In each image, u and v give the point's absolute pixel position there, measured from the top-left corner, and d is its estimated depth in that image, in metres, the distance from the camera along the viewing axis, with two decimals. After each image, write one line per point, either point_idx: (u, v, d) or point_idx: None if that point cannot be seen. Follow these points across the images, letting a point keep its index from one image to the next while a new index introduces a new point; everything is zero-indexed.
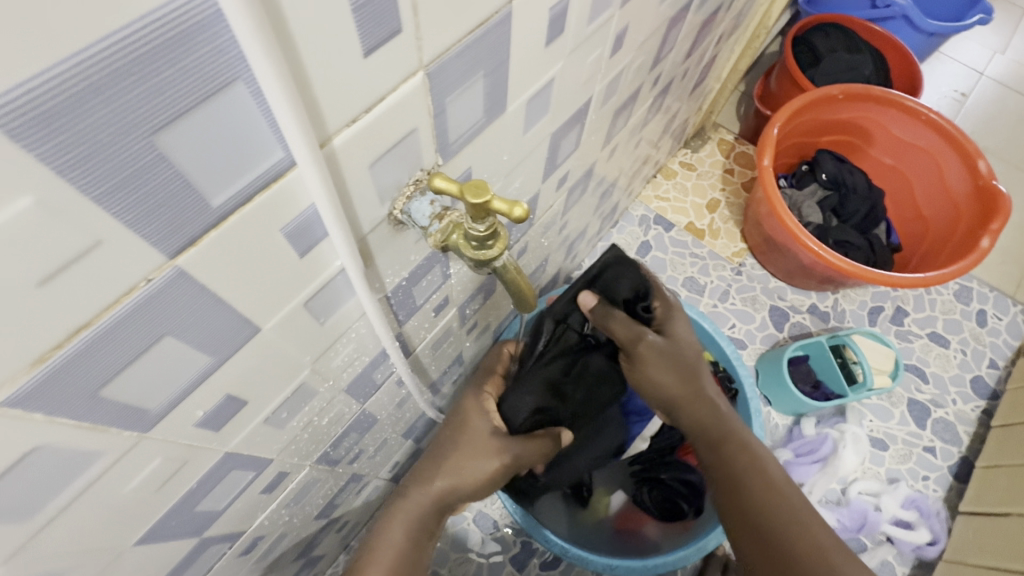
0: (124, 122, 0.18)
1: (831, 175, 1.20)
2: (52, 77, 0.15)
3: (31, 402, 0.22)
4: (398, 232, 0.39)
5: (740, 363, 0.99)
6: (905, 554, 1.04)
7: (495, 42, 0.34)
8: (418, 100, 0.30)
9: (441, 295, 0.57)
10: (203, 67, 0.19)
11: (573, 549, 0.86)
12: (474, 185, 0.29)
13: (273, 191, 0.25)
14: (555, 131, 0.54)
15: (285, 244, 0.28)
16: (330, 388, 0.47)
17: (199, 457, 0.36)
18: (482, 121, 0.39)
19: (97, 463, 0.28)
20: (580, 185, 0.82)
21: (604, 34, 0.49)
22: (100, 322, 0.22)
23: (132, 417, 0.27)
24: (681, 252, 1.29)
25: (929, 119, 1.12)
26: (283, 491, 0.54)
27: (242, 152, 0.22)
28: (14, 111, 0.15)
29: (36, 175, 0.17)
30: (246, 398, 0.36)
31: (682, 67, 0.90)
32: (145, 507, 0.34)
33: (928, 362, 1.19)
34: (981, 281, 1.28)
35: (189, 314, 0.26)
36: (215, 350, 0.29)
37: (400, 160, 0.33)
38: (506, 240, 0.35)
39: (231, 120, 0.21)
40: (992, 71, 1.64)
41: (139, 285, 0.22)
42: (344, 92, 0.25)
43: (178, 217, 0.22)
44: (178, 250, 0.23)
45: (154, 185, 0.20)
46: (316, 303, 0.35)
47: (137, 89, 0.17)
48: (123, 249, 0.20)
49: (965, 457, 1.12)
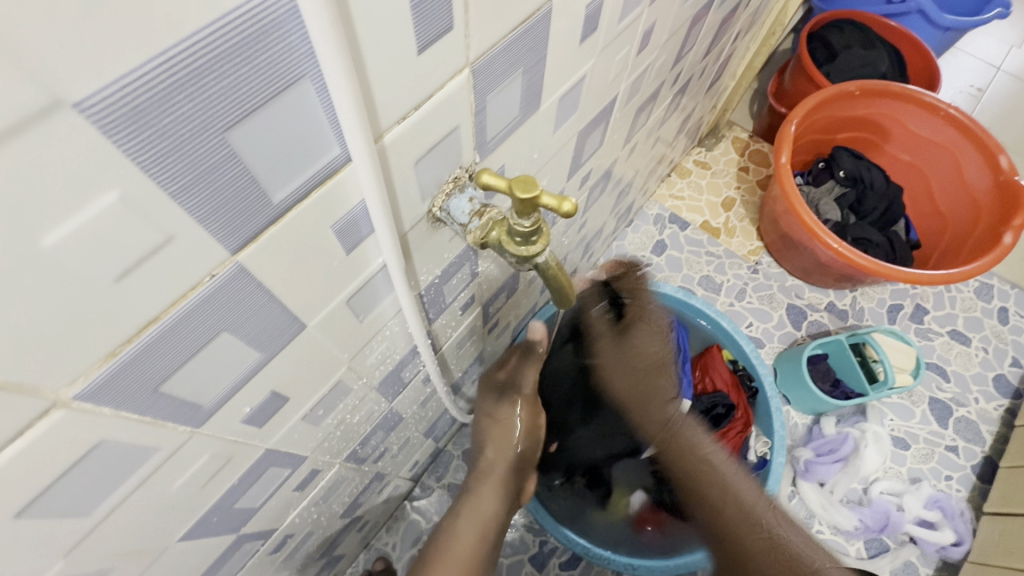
0: (202, 120, 0.18)
1: (849, 172, 1.19)
2: (142, 75, 0.15)
3: (100, 396, 0.22)
4: (435, 229, 0.39)
5: (761, 361, 0.98)
6: (929, 554, 1.02)
7: (534, 40, 0.34)
8: (462, 97, 0.31)
9: (468, 294, 0.57)
10: (276, 66, 0.19)
11: (594, 549, 0.86)
12: (523, 181, 0.29)
13: (328, 187, 0.25)
14: (581, 130, 0.54)
15: (334, 240, 0.29)
16: (363, 386, 0.47)
17: (242, 453, 0.36)
18: (518, 119, 0.39)
19: (152, 458, 0.28)
20: (599, 184, 0.82)
21: (632, 32, 0.49)
22: (167, 317, 0.22)
23: (186, 413, 0.28)
24: (697, 250, 1.28)
25: (949, 114, 1.11)
26: (313, 489, 0.55)
27: (303, 149, 0.22)
28: (107, 108, 0.15)
29: (121, 171, 0.17)
30: (288, 395, 0.36)
31: (700, 65, 0.90)
32: (191, 503, 0.35)
33: (949, 361, 1.18)
34: (1002, 278, 1.27)
35: (244, 310, 0.26)
36: (265, 346, 0.30)
37: (442, 158, 0.33)
38: (548, 236, 0.35)
39: (296, 118, 0.21)
40: (1010, 66, 1.62)
41: (203, 281, 0.22)
42: (398, 89, 0.25)
43: (241, 213, 0.22)
44: (239, 246, 0.23)
45: (223, 182, 0.20)
46: (357, 300, 0.35)
47: (216, 86, 0.18)
48: (191, 245, 0.21)
49: (988, 456, 1.10)
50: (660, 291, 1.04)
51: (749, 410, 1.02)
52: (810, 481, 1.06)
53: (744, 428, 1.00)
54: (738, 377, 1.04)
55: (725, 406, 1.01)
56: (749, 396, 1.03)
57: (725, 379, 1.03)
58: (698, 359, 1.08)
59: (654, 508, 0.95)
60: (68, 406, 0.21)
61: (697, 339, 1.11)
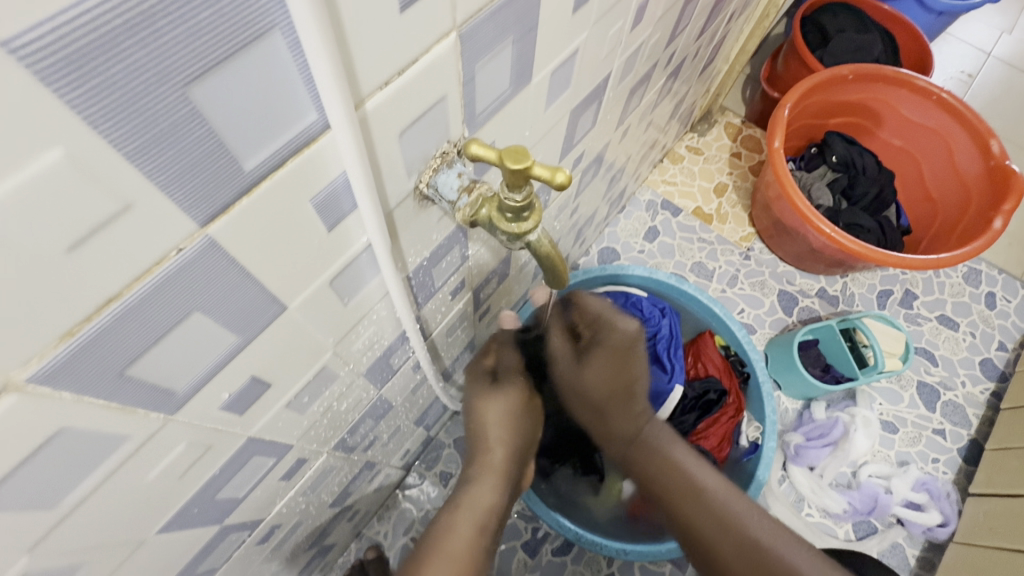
0: (156, 72, 0.16)
1: (842, 157, 1.19)
2: (82, 14, 0.14)
3: (58, 379, 0.20)
4: (422, 208, 0.37)
5: (752, 347, 0.98)
6: (915, 535, 1.04)
7: (526, 5, 0.32)
8: (449, 65, 0.29)
9: (458, 278, 0.55)
10: (242, 13, 0.17)
11: (586, 535, 0.86)
12: (513, 151, 0.28)
13: (305, 156, 0.23)
14: (574, 107, 0.53)
15: (314, 215, 0.27)
16: (350, 372, 0.46)
17: (223, 442, 0.35)
18: (508, 93, 0.37)
19: (123, 447, 0.26)
20: (591, 168, 0.80)
21: (627, 5, 0.47)
22: (129, 295, 0.20)
23: (158, 400, 0.26)
24: (689, 236, 1.28)
25: (942, 99, 1.10)
26: (301, 478, 0.54)
27: (275, 110, 0.20)
28: (44, 54, 0.14)
29: (65, 126, 0.15)
30: (270, 381, 0.35)
31: (694, 45, 0.88)
32: (167, 495, 0.33)
33: (937, 345, 1.19)
34: (990, 264, 1.28)
35: (218, 289, 0.25)
36: (242, 329, 0.28)
37: (429, 130, 0.31)
38: (540, 212, 0.34)
39: (266, 76, 0.19)
40: (999, 52, 1.62)
41: (170, 255, 0.21)
42: (380, 52, 0.24)
43: (211, 180, 0.20)
44: (208, 218, 0.21)
45: (186, 144, 0.18)
46: (341, 282, 0.34)
47: (170, 31, 0.16)
48: (153, 216, 0.19)
49: (974, 439, 1.12)
50: (654, 278, 1.03)
51: (740, 396, 1.03)
52: (800, 464, 1.07)
53: (736, 414, 1.00)
54: (730, 363, 1.05)
55: (717, 392, 1.01)
56: (740, 381, 1.04)
57: (717, 364, 1.03)
58: (690, 345, 1.08)
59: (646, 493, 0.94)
60: (22, 390, 0.19)
61: (689, 326, 1.11)
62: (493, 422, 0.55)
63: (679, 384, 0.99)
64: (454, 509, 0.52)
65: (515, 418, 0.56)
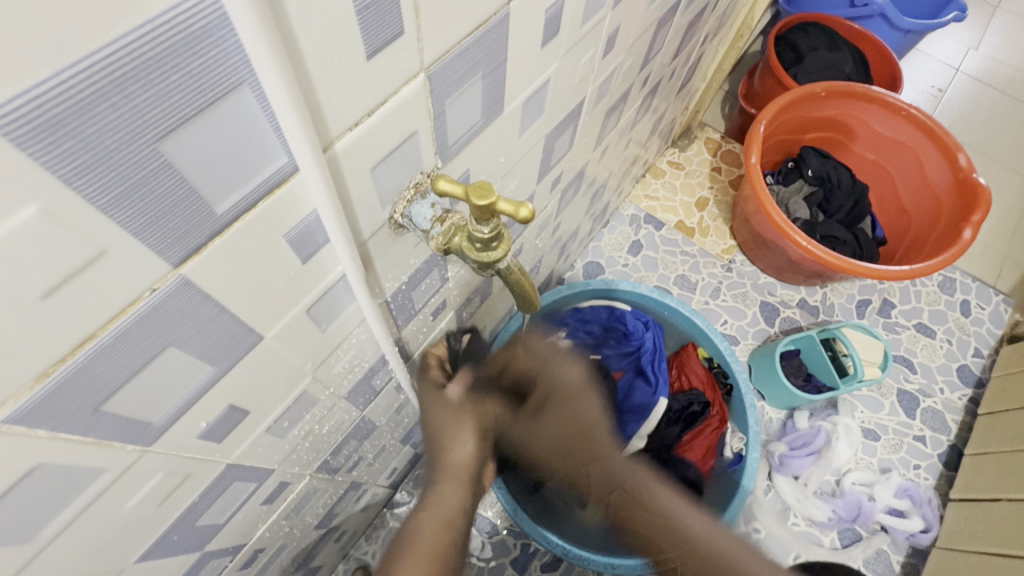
0: (128, 131, 0.17)
1: (817, 171, 1.23)
2: (55, 86, 0.15)
3: (34, 418, 0.21)
4: (398, 236, 0.38)
5: (734, 358, 1.00)
6: (899, 542, 1.05)
7: (493, 44, 0.33)
8: (419, 103, 0.30)
9: (439, 299, 0.56)
10: (210, 73, 0.18)
11: (574, 550, 0.86)
12: (479, 187, 0.29)
13: (277, 196, 0.24)
14: (549, 132, 0.55)
15: (288, 249, 0.28)
16: (330, 396, 0.47)
17: (202, 470, 0.35)
18: (481, 123, 0.39)
19: (100, 479, 0.27)
20: (572, 186, 0.82)
21: (597, 36, 0.49)
22: (104, 334, 0.21)
23: (135, 432, 0.27)
24: (672, 250, 1.30)
25: (910, 114, 1.14)
26: (284, 502, 0.54)
27: (246, 157, 0.22)
28: (20, 124, 0.15)
29: (39, 185, 0.16)
30: (248, 408, 0.35)
31: (670, 67, 0.91)
32: (145, 525, 0.34)
33: (915, 353, 1.22)
34: (964, 272, 1.31)
35: (193, 323, 0.25)
36: (217, 360, 0.29)
37: (401, 164, 0.33)
38: (509, 242, 0.35)
39: (235, 126, 0.20)
40: (967, 68, 1.68)
41: (144, 294, 0.22)
42: (348, 95, 0.25)
43: (184, 224, 0.21)
44: (182, 259, 0.22)
45: (159, 194, 0.20)
46: (317, 309, 0.35)
47: (141, 94, 0.17)
48: (127, 259, 0.20)
49: (954, 444, 1.14)
50: (638, 292, 1.05)
51: (724, 407, 1.04)
52: (785, 474, 1.08)
53: (720, 425, 1.02)
54: (713, 374, 1.06)
55: (700, 403, 1.02)
56: (723, 393, 1.05)
57: (700, 377, 1.05)
58: (674, 357, 1.10)
59: None
60: None
61: (673, 338, 1.12)
62: (449, 427, 0.57)
63: (663, 396, 1.00)
64: (421, 510, 0.53)
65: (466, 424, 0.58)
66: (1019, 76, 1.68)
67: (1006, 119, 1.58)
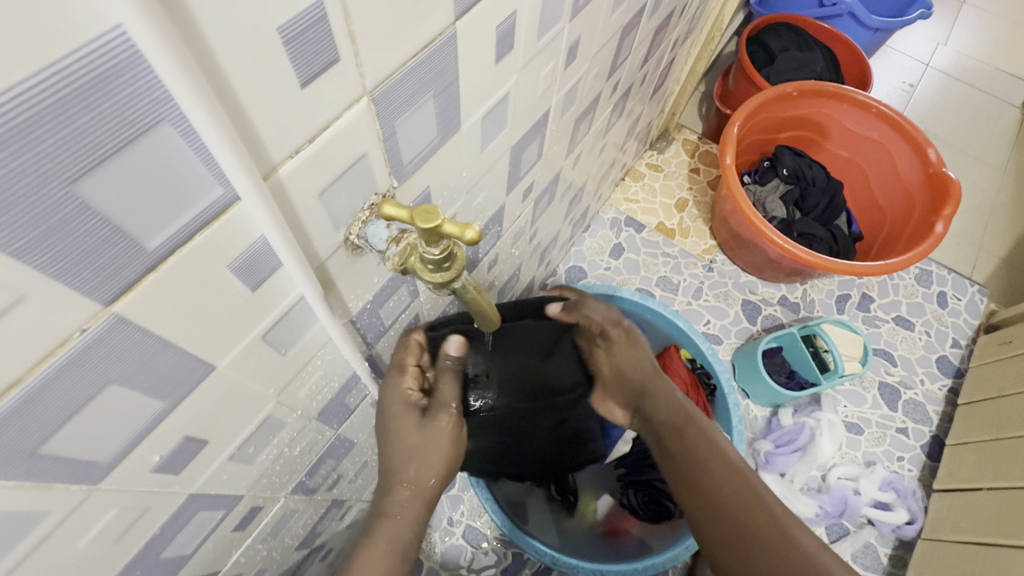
0: (38, 175, 0.17)
1: (792, 170, 1.24)
2: None
3: None
4: (356, 257, 0.38)
5: (716, 359, 1.01)
6: (885, 534, 1.06)
7: (442, 63, 0.33)
8: (365, 126, 0.30)
9: (410, 314, 0.56)
10: (127, 112, 0.18)
11: (563, 557, 0.85)
12: (424, 211, 0.30)
13: (215, 228, 0.24)
14: (515, 144, 0.55)
15: (233, 279, 0.27)
16: (299, 418, 0.46)
17: (160, 503, 0.35)
18: (437, 141, 0.39)
19: (45, 521, 0.27)
20: (547, 193, 0.82)
21: (556, 47, 0.49)
22: (32, 378, 0.21)
23: (79, 472, 0.27)
24: (653, 252, 1.31)
25: (880, 111, 1.16)
26: (258, 526, 0.53)
27: (176, 191, 0.21)
28: None
29: None
30: (207, 438, 0.35)
31: (640, 72, 0.91)
32: (102, 562, 0.33)
33: (895, 346, 1.23)
34: (940, 264, 1.33)
35: (133, 360, 0.25)
36: (166, 394, 0.29)
37: (351, 186, 0.32)
38: (462, 262, 0.35)
39: (160, 162, 0.20)
40: (937, 63, 1.71)
41: (73, 336, 0.21)
42: (284, 124, 0.25)
43: (111, 262, 0.21)
44: (113, 297, 0.22)
45: (79, 233, 0.19)
46: (274, 335, 0.34)
47: (50, 138, 0.17)
48: (49, 304, 0.20)
49: (936, 435, 1.15)
50: (640, 302, 1.05)
51: (708, 407, 1.05)
52: (771, 471, 1.09)
53: None
54: (696, 375, 1.07)
55: None
56: (707, 393, 1.05)
57: (684, 378, 1.04)
58: (657, 359, 1.10)
59: (622, 511, 0.98)
60: None
61: (656, 341, 1.13)
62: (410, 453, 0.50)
63: None
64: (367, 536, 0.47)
65: (448, 456, 0.51)
66: (986, 69, 1.72)
67: (975, 112, 1.62)
